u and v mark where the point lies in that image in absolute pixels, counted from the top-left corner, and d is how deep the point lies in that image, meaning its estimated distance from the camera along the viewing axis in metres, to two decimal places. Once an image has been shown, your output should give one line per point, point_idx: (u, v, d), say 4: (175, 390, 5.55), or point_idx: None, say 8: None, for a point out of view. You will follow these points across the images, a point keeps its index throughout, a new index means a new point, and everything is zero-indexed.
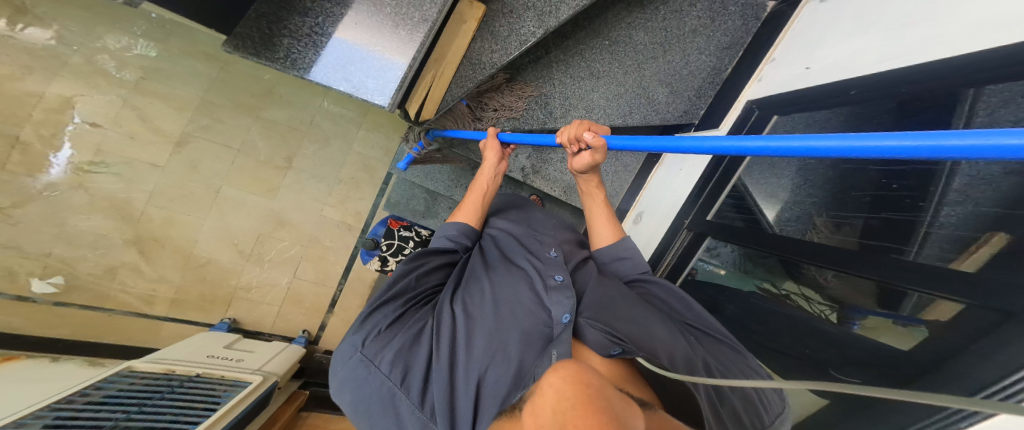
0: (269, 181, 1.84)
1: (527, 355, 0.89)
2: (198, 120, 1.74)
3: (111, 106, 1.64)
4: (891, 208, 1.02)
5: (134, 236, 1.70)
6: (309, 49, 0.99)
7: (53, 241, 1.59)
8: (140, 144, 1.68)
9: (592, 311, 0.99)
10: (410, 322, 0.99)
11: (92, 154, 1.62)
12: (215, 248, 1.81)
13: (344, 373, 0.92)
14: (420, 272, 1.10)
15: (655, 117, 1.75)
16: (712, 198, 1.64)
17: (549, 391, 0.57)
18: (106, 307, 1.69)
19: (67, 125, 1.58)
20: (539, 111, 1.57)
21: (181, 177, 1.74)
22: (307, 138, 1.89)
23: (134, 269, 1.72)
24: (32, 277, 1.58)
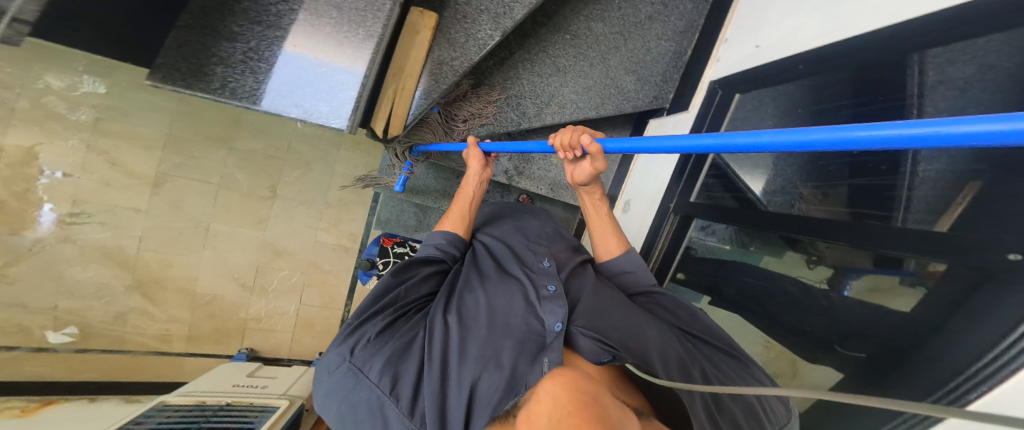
0: (258, 211, 1.74)
1: (521, 365, 0.83)
2: (170, 158, 1.62)
3: (76, 153, 1.53)
4: (868, 173, 0.87)
5: (135, 280, 1.68)
6: (248, 76, 0.81)
7: (55, 295, 1.59)
8: (117, 189, 1.59)
9: (589, 318, 0.92)
10: (400, 329, 0.92)
11: (71, 205, 1.55)
12: (217, 284, 1.76)
13: (332, 384, 0.86)
14: (411, 278, 1.04)
15: (628, 104, 1.56)
16: (691, 180, 1.46)
17: (545, 398, 0.48)
18: (125, 350, 1.70)
19: (37, 178, 1.50)
20: (512, 112, 1.42)
21: (163, 217, 1.66)
22: (286, 165, 1.75)
23: (143, 312, 1.71)
24: (46, 330, 1.59)
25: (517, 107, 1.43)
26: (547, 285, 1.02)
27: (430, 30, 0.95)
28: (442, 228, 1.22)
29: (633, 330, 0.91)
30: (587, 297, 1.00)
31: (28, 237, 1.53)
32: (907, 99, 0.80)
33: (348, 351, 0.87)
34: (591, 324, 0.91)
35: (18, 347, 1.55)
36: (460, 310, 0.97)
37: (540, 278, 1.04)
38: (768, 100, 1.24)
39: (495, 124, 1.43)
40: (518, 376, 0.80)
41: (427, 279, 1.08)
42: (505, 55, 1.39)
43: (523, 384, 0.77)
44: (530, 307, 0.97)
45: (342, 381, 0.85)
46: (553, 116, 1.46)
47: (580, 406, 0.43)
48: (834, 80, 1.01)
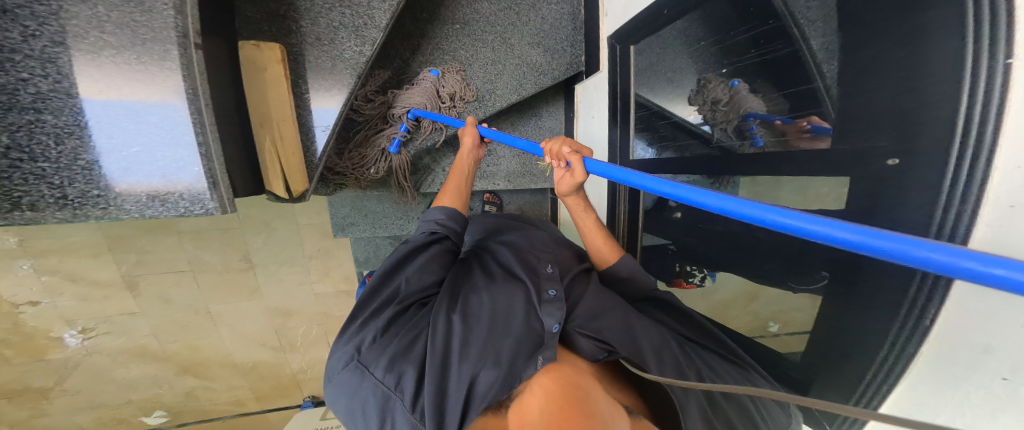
0: (245, 284, 1.45)
1: (525, 356, 0.62)
2: (124, 259, 1.31)
3: (26, 281, 1.25)
4: (791, 85, 0.53)
5: (180, 367, 1.72)
6: (37, 183, 0.46)
7: (122, 391, 1.68)
8: (94, 303, 1.33)
9: (594, 311, 0.72)
10: (407, 319, 0.70)
11: (67, 326, 1.34)
12: (251, 352, 1.77)
13: (336, 389, 0.66)
14: (420, 257, 0.77)
15: (547, 77, 1.12)
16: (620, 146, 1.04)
17: (536, 390, 0.53)
18: (214, 416, 1.86)
19: (17, 311, 1.28)
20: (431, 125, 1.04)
21: (161, 314, 1.42)
22: (246, 232, 1.38)
23: (205, 387, 1.80)
24: (141, 417, 1.75)
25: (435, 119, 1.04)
26: (550, 283, 0.77)
27: (277, 60, 0.66)
28: (440, 204, 0.91)
29: (630, 322, 0.70)
30: (588, 290, 0.79)
31: (58, 358, 1.38)
32: (780, 19, 0.54)
33: (356, 345, 0.66)
34: (591, 320, 0.70)
35: None
36: (471, 301, 0.74)
37: (546, 277, 0.79)
38: (674, 41, 0.82)
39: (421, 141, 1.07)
40: (519, 367, 0.60)
41: (442, 257, 0.80)
42: (400, 65, 1.01)
43: (522, 375, 0.59)
44: (538, 301, 0.74)
45: (344, 384, 0.64)
46: (480, 112, 1.08)
47: (568, 399, 0.48)
48: (721, 9, 0.67)
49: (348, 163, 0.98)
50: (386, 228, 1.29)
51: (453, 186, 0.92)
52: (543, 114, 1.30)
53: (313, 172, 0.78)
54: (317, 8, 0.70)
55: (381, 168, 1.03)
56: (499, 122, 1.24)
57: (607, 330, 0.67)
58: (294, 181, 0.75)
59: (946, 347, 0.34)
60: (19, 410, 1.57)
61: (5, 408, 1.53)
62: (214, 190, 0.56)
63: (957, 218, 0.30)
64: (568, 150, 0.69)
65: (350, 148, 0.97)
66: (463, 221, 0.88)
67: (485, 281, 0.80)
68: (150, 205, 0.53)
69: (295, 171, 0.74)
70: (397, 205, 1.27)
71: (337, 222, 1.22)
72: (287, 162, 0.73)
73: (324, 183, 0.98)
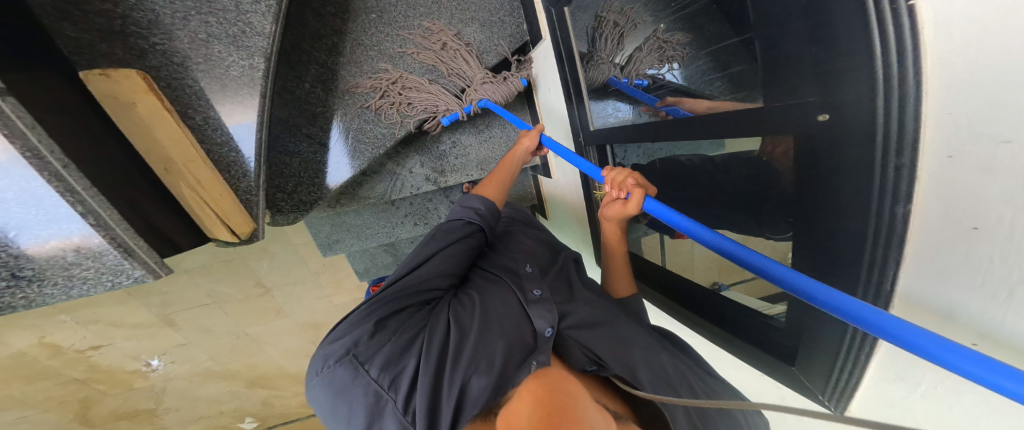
0: (268, 307, 1.56)
1: (516, 364, 0.58)
2: (149, 301, 1.41)
3: (79, 333, 1.39)
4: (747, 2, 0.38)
5: (247, 382, 1.96)
6: None
7: (208, 406, 1.97)
8: (147, 340, 1.50)
9: (589, 317, 0.67)
10: (408, 316, 0.64)
11: (136, 360, 1.55)
12: (299, 362, 1.96)
13: (322, 386, 0.58)
14: (445, 249, 0.74)
15: (491, 54, 1.04)
16: (580, 114, 0.88)
17: (523, 399, 0.50)
18: (293, 417, 2.18)
19: (87, 357, 1.46)
20: (377, 126, 1.00)
21: (210, 341, 1.60)
22: (249, 260, 1.43)
23: (275, 394, 2.07)
24: (235, 423, 2.08)
25: (376, 117, 0.99)
26: (534, 283, 0.72)
27: (144, 91, 0.67)
28: (480, 193, 0.89)
29: (625, 329, 0.66)
30: (580, 292, 0.74)
31: (144, 386, 1.64)
32: None
33: (352, 337, 0.58)
34: (585, 329, 0.64)
35: None
36: (464, 300, 0.69)
37: (526, 276, 0.74)
38: None
39: (366, 147, 1.00)
40: (511, 375, 0.57)
41: (466, 254, 0.76)
42: (319, 69, 0.92)
43: (512, 380, 0.56)
44: (522, 301, 0.68)
45: (334, 381, 0.57)
46: (424, 103, 1.01)
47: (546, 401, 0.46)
48: None
49: (301, 189, 0.97)
50: (373, 238, 1.28)
51: (500, 178, 0.90)
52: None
53: (253, 210, 0.84)
54: (171, 21, 0.72)
55: (334, 184, 1.00)
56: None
57: (600, 339, 0.63)
58: (235, 222, 0.80)
59: (916, 313, 0.28)
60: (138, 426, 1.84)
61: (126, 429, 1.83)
62: (131, 258, 0.56)
63: (897, 171, 0.25)
64: (632, 182, 0.59)
65: (297, 175, 0.95)
66: (496, 215, 0.85)
67: (479, 281, 0.75)
68: (74, 285, 0.55)
69: (233, 212, 0.80)
70: (376, 213, 1.25)
71: (322, 242, 1.22)
72: (221, 207, 0.78)
73: (280, 211, 0.96)
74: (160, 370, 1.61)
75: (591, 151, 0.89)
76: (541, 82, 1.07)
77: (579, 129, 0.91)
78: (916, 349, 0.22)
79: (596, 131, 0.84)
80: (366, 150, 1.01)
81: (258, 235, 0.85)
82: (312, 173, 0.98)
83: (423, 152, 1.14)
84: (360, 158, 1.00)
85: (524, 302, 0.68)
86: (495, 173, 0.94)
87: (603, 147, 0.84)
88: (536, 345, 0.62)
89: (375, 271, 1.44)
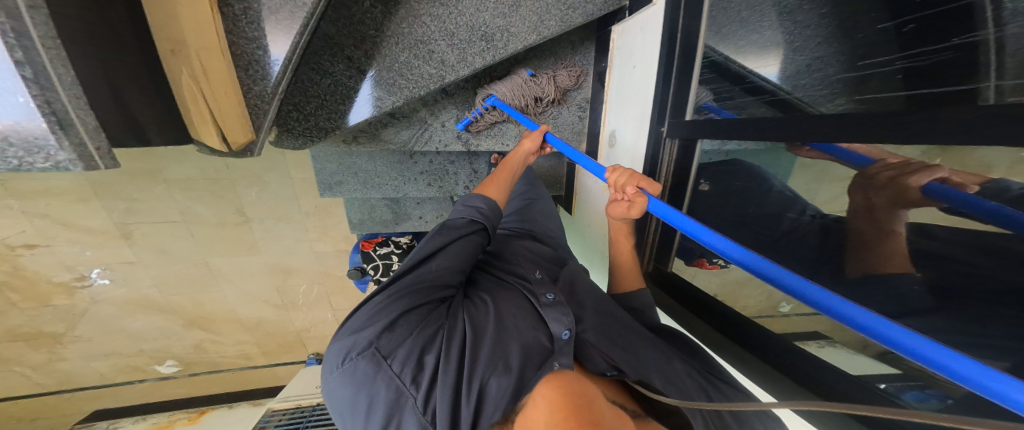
0: (242, 239, 1.48)
1: (535, 368, 0.56)
2: (113, 205, 1.32)
3: (16, 224, 1.27)
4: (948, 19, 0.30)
5: (186, 320, 1.78)
6: None
7: (133, 341, 1.77)
8: (92, 250, 1.39)
9: (602, 325, 0.67)
10: (427, 310, 0.58)
11: (69, 271, 1.41)
12: (253, 308, 1.83)
13: (338, 381, 0.51)
14: (451, 243, 0.66)
15: (578, 12, 0.81)
16: (677, 101, 0.74)
17: (541, 404, 0.47)
18: (225, 368, 1.99)
19: (14, 255, 1.33)
20: (429, 66, 0.79)
21: (161, 265, 1.48)
22: (237, 184, 1.38)
23: (212, 340, 1.89)
24: (154, 366, 1.87)
25: (428, 55, 0.78)
26: (546, 287, 0.69)
27: None
28: (483, 192, 0.80)
29: (638, 334, 0.67)
30: (593, 295, 0.73)
31: (63, 304, 1.47)
32: None
33: (374, 329, 0.52)
34: (602, 334, 0.64)
35: (146, 379, 1.89)
36: (479, 300, 0.65)
37: (538, 278, 0.73)
38: None
39: (408, 86, 0.79)
40: (529, 376, 0.55)
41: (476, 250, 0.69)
42: None
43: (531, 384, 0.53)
44: (536, 304, 0.65)
45: (354, 375, 0.51)
46: (485, 54, 0.80)
47: (583, 414, 0.42)
48: None
49: (320, 113, 0.75)
50: (378, 189, 1.13)
51: (503, 178, 0.82)
52: (567, 62, 1.01)
53: (258, 118, 0.63)
54: None
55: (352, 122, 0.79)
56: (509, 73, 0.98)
57: (616, 347, 0.62)
58: (231, 130, 0.59)
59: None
60: (38, 352, 1.67)
61: (26, 350, 1.64)
62: (59, 134, 0.31)
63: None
64: (632, 190, 0.64)
65: (322, 98, 0.73)
66: (500, 217, 0.77)
67: (491, 282, 0.72)
68: None
69: (231, 119, 0.58)
70: (391, 163, 1.11)
71: (323, 181, 1.08)
72: (221, 109, 0.57)
73: (290, 132, 0.75)
74: (93, 289, 1.48)
75: (672, 146, 0.77)
76: (620, 61, 0.91)
77: (663, 117, 0.78)
78: (880, 338, 0.31)
79: (692, 122, 0.70)
80: (406, 92, 0.79)
81: (253, 151, 0.66)
82: (335, 99, 0.76)
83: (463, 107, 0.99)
84: (391, 99, 0.78)
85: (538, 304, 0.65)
86: (496, 174, 0.86)
87: (689, 143, 0.73)
88: (555, 348, 0.59)
89: (371, 226, 1.30)
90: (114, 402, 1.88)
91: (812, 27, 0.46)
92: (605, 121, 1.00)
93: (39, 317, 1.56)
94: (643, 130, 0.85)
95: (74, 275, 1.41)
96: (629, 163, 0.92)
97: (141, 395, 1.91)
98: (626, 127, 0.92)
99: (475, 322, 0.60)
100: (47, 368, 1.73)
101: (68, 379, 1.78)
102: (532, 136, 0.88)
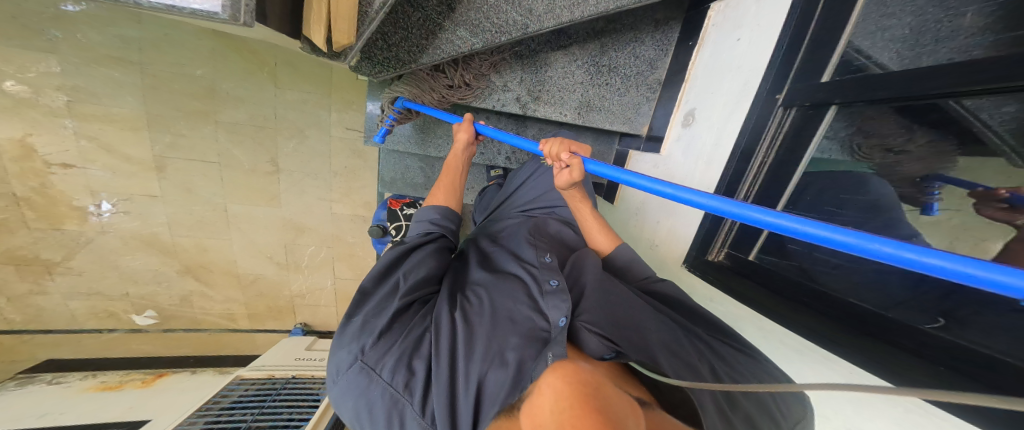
0: (266, 189, 1.63)
1: (533, 355, 0.54)
2: (159, 138, 1.45)
3: (66, 142, 1.39)
4: None
5: (183, 266, 1.76)
6: None
7: (123, 283, 1.73)
8: (124, 178, 1.49)
9: (602, 305, 0.64)
10: (410, 318, 0.63)
11: (91, 197, 1.50)
12: (255, 264, 1.82)
13: (341, 392, 0.59)
14: (417, 254, 0.73)
15: None
16: (804, 66, 0.68)
17: (546, 392, 0.44)
18: (203, 328, 1.93)
19: (45, 172, 1.42)
20: (512, 9, 0.75)
21: (181, 203, 1.59)
22: (279, 135, 1.54)
23: (202, 294, 1.85)
24: (131, 314, 1.81)
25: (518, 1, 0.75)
26: (550, 275, 0.71)
27: None
28: (433, 202, 0.89)
29: (638, 313, 0.64)
30: (590, 280, 0.71)
31: (72, 231, 1.55)
32: None
33: (359, 345, 0.59)
34: (598, 314, 0.62)
35: (118, 328, 1.81)
36: (471, 297, 0.68)
37: (544, 267, 0.73)
38: None
39: (491, 30, 0.78)
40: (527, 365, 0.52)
41: (440, 258, 0.77)
42: None
43: (532, 375, 0.49)
44: (536, 293, 0.67)
45: (350, 386, 0.57)
46: (576, 8, 0.73)
47: (590, 403, 0.39)
48: None
49: (403, 45, 0.81)
50: (419, 146, 1.20)
51: (449, 184, 0.92)
52: (644, 38, 1.08)
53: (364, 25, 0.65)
54: None
55: (428, 61, 0.82)
56: (587, 41, 1.04)
57: (616, 327, 0.59)
58: (338, 30, 0.62)
59: None
60: (22, 281, 1.63)
61: (11, 277, 1.60)
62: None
63: None
64: (565, 155, 0.68)
65: (409, 30, 0.78)
66: (456, 219, 0.88)
67: (485, 275, 0.74)
68: None
69: (343, 18, 0.61)
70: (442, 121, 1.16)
71: (373, 129, 1.15)
72: (335, 6, 0.61)
73: (370, 60, 0.83)
74: (105, 219, 1.56)
75: (785, 115, 0.70)
76: (721, 34, 0.92)
77: (783, 82, 0.71)
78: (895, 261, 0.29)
79: (830, 83, 0.62)
80: (484, 36, 0.78)
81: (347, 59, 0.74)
82: (423, 34, 0.79)
83: (529, 69, 1.03)
84: (472, 39, 0.79)
85: (532, 297, 0.66)
86: (443, 180, 0.96)
87: (816, 110, 0.65)
88: (548, 337, 0.57)
89: (401, 186, 1.35)
90: (74, 352, 1.76)
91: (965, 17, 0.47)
92: (686, 98, 1.03)
93: (42, 242, 1.55)
94: (745, 102, 0.80)
95: (91, 201, 1.50)
96: (714, 135, 0.89)
97: (105, 346, 1.81)
98: (712, 105, 0.92)
99: (460, 322, 0.62)
100: (22, 301, 1.66)
101: (39, 316, 1.70)
102: (462, 127, 0.96)
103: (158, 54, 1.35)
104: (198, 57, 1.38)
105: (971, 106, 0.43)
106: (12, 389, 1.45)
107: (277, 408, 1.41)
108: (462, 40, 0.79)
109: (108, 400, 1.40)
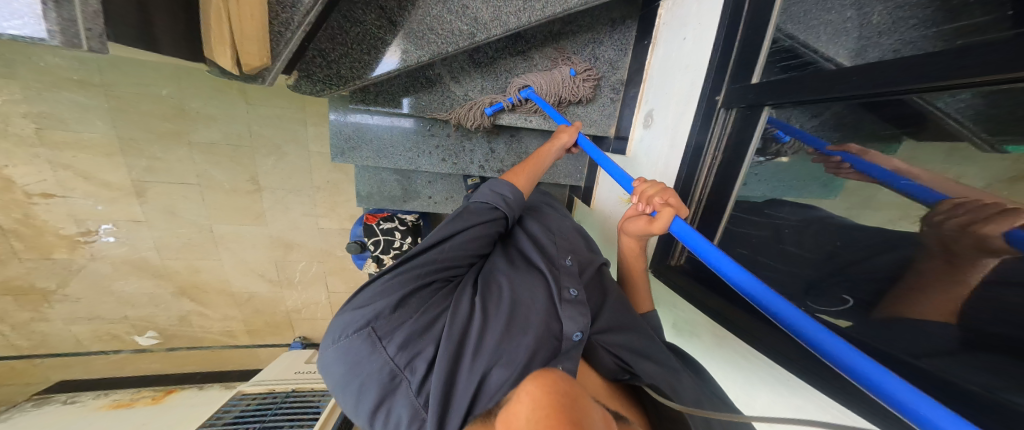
0: (251, 207, 1.65)
1: (541, 362, 0.57)
2: (136, 163, 1.49)
3: (45, 171, 1.43)
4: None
5: (177, 288, 1.79)
6: None
7: (119, 307, 1.77)
8: (107, 204, 1.53)
9: (615, 321, 0.67)
10: (426, 297, 0.61)
11: (77, 225, 1.54)
12: (247, 281, 1.84)
13: (336, 355, 0.56)
14: (462, 230, 0.68)
15: None
16: (740, 65, 0.72)
17: (523, 399, 0.36)
18: (205, 345, 1.97)
19: (28, 203, 1.46)
20: (458, 21, 0.77)
21: (167, 226, 1.63)
22: (257, 153, 1.56)
23: (199, 313, 1.88)
24: (131, 336, 1.85)
25: (461, 10, 0.77)
26: (571, 280, 0.69)
27: None
28: (511, 181, 0.83)
29: (648, 339, 0.66)
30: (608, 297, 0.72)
31: (64, 259, 1.60)
32: None
33: (372, 310, 0.56)
34: (612, 333, 0.65)
35: (121, 350, 1.85)
36: (489, 287, 0.66)
37: (564, 271, 0.70)
38: None
39: (436, 41, 0.79)
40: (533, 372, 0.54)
41: (485, 240, 0.72)
42: None
43: None
44: (558, 297, 0.65)
45: (350, 351, 0.55)
46: (521, 13, 0.75)
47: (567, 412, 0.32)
48: None
49: (344, 61, 0.80)
50: (390, 159, 1.19)
51: (531, 171, 0.86)
52: (602, 39, 1.10)
53: (279, 46, 0.69)
54: None
55: (376, 74, 0.82)
56: (545, 45, 1.07)
57: (628, 348, 0.62)
58: (247, 52, 0.64)
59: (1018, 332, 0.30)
60: (22, 310, 1.67)
61: (11, 307, 1.64)
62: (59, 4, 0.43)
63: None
64: (659, 201, 0.65)
65: (348, 45, 0.78)
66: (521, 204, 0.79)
67: (508, 265, 0.71)
68: None
69: (252, 42, 0.64)
70: (408, 135, 1.17)
71: (337, 145, 1.14)
72: (241, 29, 0.62)
73: (309, 78, 0.81)
74: (95, 246, 1.60)
75: (727, 116, 0.76)
76: (670, 33, 0.94)
77: (720, 84, 0.76)
78: (886, 396, 0.33)
79: (758, 85, 0.67)
80: (433, 46, 0.79)
81: (264, 79, 0.75)
82: (364, 49, 0.80)
83: (489, 78, 1.07)
84: (422, 50, 0.80)
85: (554, 302, 0.65)
86: (523, 165, 0.90)
87: (751, 110, 0.71)
88: (562, 352, 0.58)
89: (378, 200, 1.34)
90: (83, 373, 1.83)
91: (904, 8, 0.45)
92: (644, 99, 1.06)
93: (36, 271, 1.60)
94: (693, 102, 0.85)
95: (83, 229, 1.55)
96: (668, 137, 0.93)
97: (111, 368, 1.86)
98: (667, 105, 0.95)
99: (478, 312, 0.60)
100: (25, 328, 1.71)
101: (43, 342, 1.75)
102: (567, 131, 0.95)
103: (123, 77, 1.37)
104: (162, 77, 1.40)
105: (925, 98, 0.40)
106: (29, 409, 1.49)
107: (277, 421, 1.40)
108: (413, 54, 0.80)
109: (119, 417, 1.43)
